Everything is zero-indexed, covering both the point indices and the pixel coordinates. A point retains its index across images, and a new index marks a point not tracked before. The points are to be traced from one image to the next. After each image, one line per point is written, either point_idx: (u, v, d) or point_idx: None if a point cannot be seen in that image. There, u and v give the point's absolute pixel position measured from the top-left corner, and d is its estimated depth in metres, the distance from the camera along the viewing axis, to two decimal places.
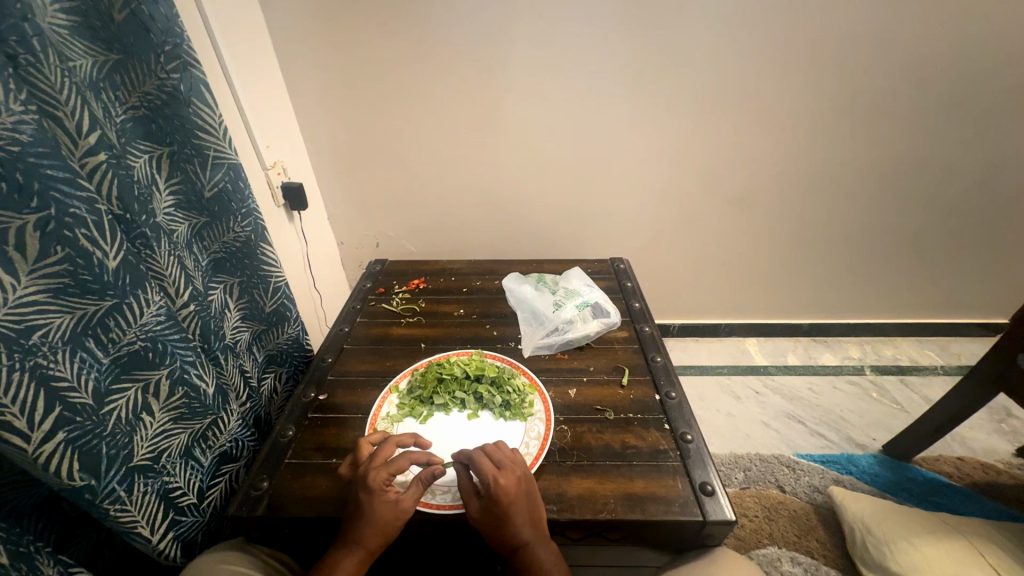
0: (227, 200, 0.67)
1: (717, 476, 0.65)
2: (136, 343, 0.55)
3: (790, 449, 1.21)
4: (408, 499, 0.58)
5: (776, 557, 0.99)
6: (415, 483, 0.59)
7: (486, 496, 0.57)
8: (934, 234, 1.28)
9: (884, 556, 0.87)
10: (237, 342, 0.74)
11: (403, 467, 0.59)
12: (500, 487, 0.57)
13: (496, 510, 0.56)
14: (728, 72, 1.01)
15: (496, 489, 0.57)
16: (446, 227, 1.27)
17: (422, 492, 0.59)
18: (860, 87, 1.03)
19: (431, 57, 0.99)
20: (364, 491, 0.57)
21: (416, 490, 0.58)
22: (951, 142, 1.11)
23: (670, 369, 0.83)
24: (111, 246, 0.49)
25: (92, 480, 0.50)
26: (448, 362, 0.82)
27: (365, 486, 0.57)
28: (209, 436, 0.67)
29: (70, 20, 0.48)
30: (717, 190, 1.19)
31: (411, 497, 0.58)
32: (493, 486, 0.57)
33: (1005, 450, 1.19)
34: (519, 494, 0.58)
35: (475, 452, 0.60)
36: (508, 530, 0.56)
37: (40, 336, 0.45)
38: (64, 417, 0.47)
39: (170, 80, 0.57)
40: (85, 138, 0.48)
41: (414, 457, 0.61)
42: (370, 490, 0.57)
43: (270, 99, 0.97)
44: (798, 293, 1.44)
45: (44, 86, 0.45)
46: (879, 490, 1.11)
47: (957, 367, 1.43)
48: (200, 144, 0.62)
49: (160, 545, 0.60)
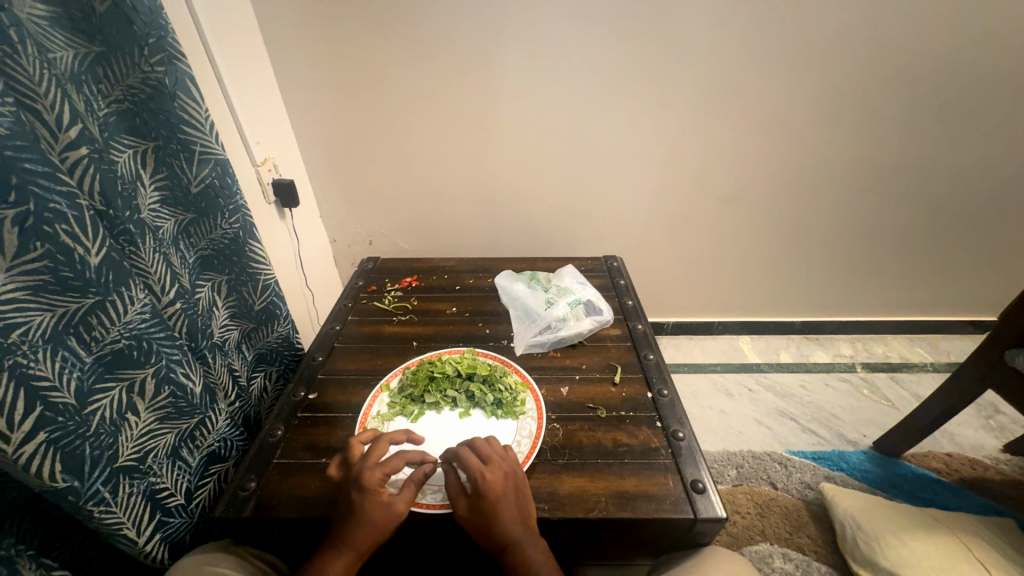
0: (214, 196, 0.66)
1: (708, 474, 0.65)
2: (119, 341, 0.53)
3: (782, 446, 1.22)
4: (402, 500, 0.57)
5: (768, 553, 0.99)
6: (409, 484, 0.58)
7: (473, 491, 0.57)
8: (924, 232, 1.29)
9: (874, 552, 0.88)
10: (226, 340, 0.73)
11: (397, 465, 0.59)
12: (487, 482, 0.57)
13: (484, 506, 0.56)
14: (721, 70, 1.01)
15: (483, 484, 0.57)
16: (439, 224, 1.26)
17: (417, 492, 0.58)
18: (852, 86, 1.03)
19: (423, 53, 0.98)
20: (357, 490, 0.57)
21: (410, 491, 0.58)
22: (941, 141, 1.11)
23: (662, 367, 0.83)
24: (93, 242, 0.48)
25: (75, 481, 0.49)
26: (440, 360, 0.81)
27: (357, 485, 0.57)
28: (197, 436, 0.66)
29: (49, 11, 0.47)
30: (710, 188, 1.19)
31: (404, 499, 0.57)
32: (480, 480, 0.58)
33: (992, 446, 1.20)
34: (506, 489, 0.58)
35: (462, 449, 0.61)
36: (496, 526, 0.56)
37: (20, 334, 0.44)
38: (45, 417, 0.46)
39: (154, 74, 0.56)
40: (65, 132, 0.47)
41: (409, 456, 0.61)
42: (363, 488, 0.57)
43: (260, 95, 0.95)
44: (790, 291, 1.44)
45: (21, 77, 0.43)
46: (869, 487, 1.12)
47: (946, 364, 1.44)
48: (186, 139, 0.61)
49: (146, 547, 0.59)
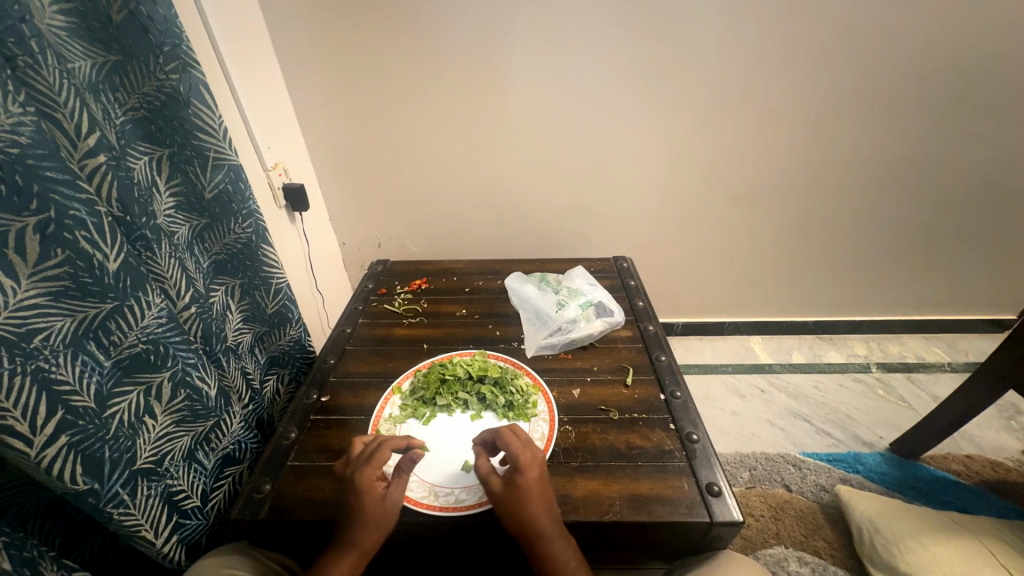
0: (227, 202, 0.67)
1: (724, 477, 0.64)
2: (137, 345, 0.54)
3: (795, 448, 1.20)
4: (394, 493, 0.57)
5: (783, 557, 0.98)
6: (400, 477, 0.58)
7: (510, 473, 0.58)
8: (941, 230, 1.27)
9: (893, 556, 0.86)
10: (239, 343, 0.74)
11: (385, 458, 0.59)
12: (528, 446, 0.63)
13: (519, 492, 0.57)
14: (730, 69, 1.00)
15: (520, 470, 0.58)
16: (448, 226, 1.26)
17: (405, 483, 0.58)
18: (864, 82, 1.02)
19: (431, 56, 0.99)
20: (353, 491, 0.57)
21: (401, 481, 0.58)
22: (957, 137, 1.10)
23: (674, 368, 0.82)
24: (111, 248, 0.49)
25: (95, 484, 0.50)
26: (451, 362, 0.81)
27: (352, 486, 0.57)
28: (212, 438, 0.67)
29: (68, 22, 0.48)
30: (720, 187, 1.18)
31: (398, 491, 0.58)
32: (517, 465, 0.58)
33: (1013, 447, 1.18)
34: (541, 480, 0.59)
35: (504, 433, 0.62)
36: (529, 515, 0.56)
37: (42, 339, 0.45)
38: (66, 420, 0.46)
39: (169, 81, 0.57)
40: (84, 140, 0.48)
41: (394, 445, 0.61)
42: (357, 489, 0.57)
43: (271, 99, 0.96)
44: (803, 290, 1.43)
45: (42, 87, 0.44)
46: (887, 489, 1.10)
47: (964, 364, 1.42)
48: (200, 145, 0.62)
49: (164, 549, 0.60)
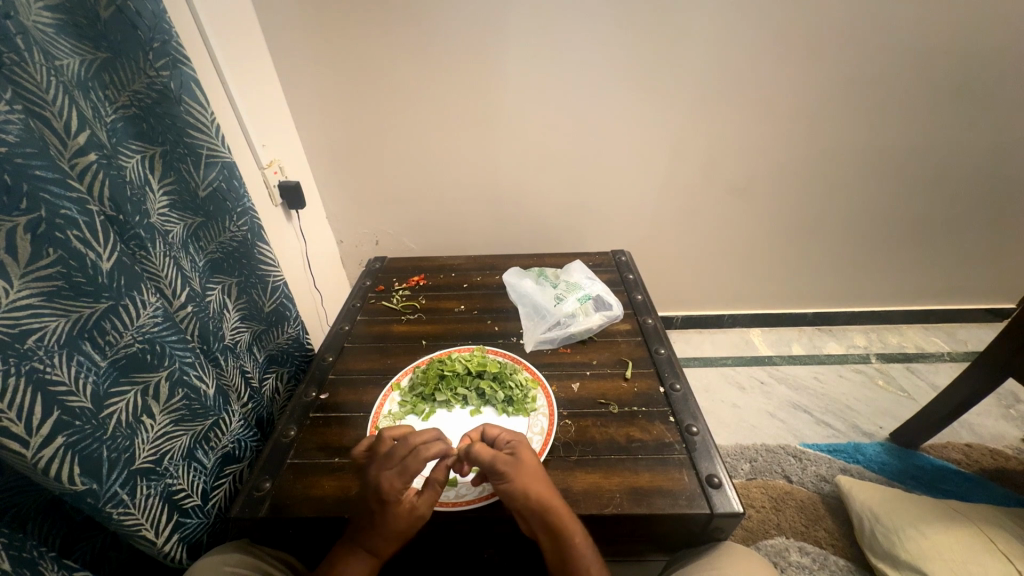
0: (222, 199, 0.66)
1: (724, 469, 0.64)
2: (132, 345, 0.54)
3: (796, 440, 1.20)
4: (423, 503, 0.57)
5: (784, 547, 0.98)
6: (431, 489, 0.58)
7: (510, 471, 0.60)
8: (940, 219, 1.26)
9: (893, 544, 0.86)
10: (237, 343, 0.74)
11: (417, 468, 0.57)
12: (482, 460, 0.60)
13: (528, 468, 0.59)
14: (726, 59, 0.99)
15: (521, 449, 0.61)
16: (445, 222, 1.26)
17: (438, 493, 0.58)
18: (862, 69, 1.01)
19: (426, 48, 0.97)
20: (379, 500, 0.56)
21: (432, 494, 0.57)
22: (955, 126, 1.09)
23: (674, 361, 0.82)
24: (104, 247, 0.49)
25: (93, 484, 0.49)
26: (450, 358, 0.81)
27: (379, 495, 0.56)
28: (211, 437, 0.67)
29: (55, 18, 0.48)
30: (718, 179, 1.18)
31: (426, 502, 0.57)
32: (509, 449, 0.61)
33: (1013, 436, 1.18)
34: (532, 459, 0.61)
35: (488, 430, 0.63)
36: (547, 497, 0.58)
37: (36, 340, 0.44)
38: (62, 421, 0.46)
39: (159, 78, 0.56)
40: (74, 138, 0.47)
41: (430, 455, 0.57)
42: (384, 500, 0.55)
43: (264, 95, 0.95)
44: (803, 281, 1.42)
45: (30, 85, 0.44)
46: (887, 479, 1.10)
47: (964, 353, 1.42)
48: (193, 143, 0.61)
49: (165, 548, 0.60)
